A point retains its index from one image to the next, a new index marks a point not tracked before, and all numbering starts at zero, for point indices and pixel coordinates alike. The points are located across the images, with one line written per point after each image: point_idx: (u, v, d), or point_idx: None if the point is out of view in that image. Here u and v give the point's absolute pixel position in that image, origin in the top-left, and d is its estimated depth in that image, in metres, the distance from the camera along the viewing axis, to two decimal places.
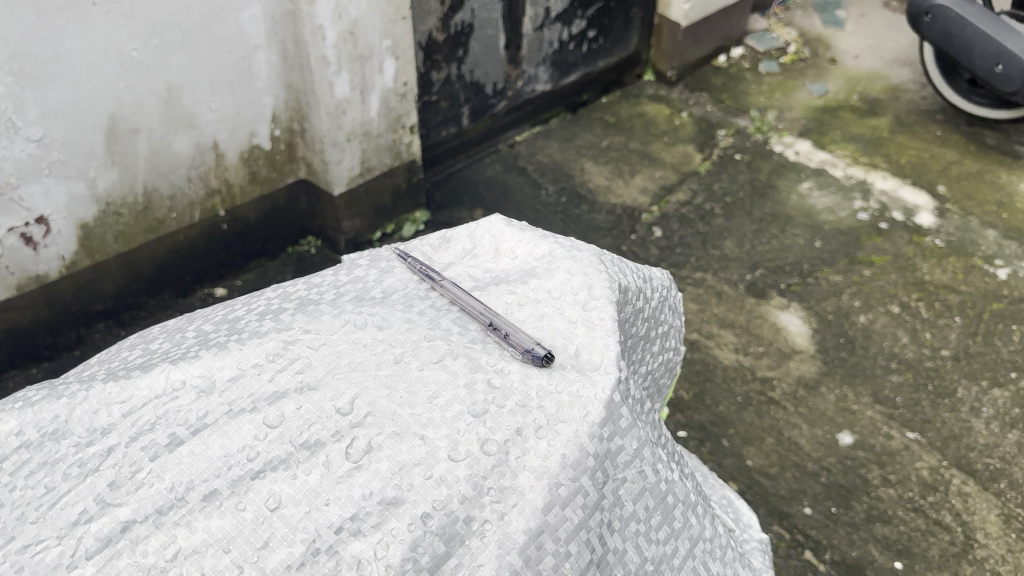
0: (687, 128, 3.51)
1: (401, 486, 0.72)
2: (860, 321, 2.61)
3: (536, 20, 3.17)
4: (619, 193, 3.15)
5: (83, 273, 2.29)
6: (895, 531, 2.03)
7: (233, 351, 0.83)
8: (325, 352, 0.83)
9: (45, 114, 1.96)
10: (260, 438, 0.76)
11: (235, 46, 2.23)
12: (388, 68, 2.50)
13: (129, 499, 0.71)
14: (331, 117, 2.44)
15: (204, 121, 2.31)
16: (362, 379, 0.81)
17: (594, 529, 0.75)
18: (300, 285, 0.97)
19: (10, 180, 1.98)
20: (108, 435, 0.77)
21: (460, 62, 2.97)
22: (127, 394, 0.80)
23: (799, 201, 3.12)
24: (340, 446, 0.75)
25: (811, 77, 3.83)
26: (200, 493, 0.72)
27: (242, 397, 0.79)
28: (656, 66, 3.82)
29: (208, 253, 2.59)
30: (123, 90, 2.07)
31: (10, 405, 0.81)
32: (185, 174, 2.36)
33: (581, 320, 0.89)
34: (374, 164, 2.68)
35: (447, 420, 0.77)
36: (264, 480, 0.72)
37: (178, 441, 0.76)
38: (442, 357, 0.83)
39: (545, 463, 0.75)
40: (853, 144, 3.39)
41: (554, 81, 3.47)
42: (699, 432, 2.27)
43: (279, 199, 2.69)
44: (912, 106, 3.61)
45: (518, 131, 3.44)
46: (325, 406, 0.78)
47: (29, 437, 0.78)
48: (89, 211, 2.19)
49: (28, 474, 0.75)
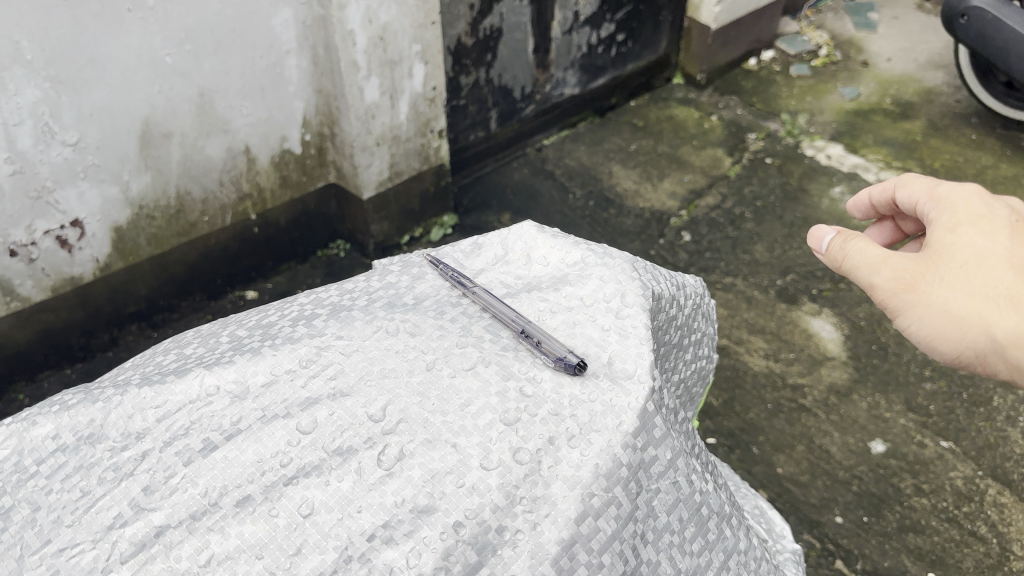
0: (716, 131, 3.49)
1: (433, 494, 0.72)
2: (893, 328, 2.58)
3: (564, 24, 3.16)
4: (648, 197, 3.13)
5: (117, 275, 2.33)
6: (928, 541, 2.00)
7: (267, 356, 0.84)
8: (357, 359, 0.84)
9: (81, 119, 1.98)
10: (294, 443, 0.77)
11: (267, 51, 2.25)
12: (418, 72, 2.51)
13: (164, 503, 0.73)
14: (360, 121, 2.45)
15: (236, 125, 2.33)
16: (394, 386, 0.81)
17: (627, 541, 0.75)
18: (333, 290, 0.97)
19: (46, 184, 2.01)
20: (142, 439, 0.79)
21: (488, 66, 2.98)
22: (161, 398, 0.82)
23: (831, 205, 3.08)
24: (372, 452, 0.75)
25: (843, 80, 3.79)
26: (234, 498, 0.73)
27: (275, 403, 0.80)
28: (686, 69, 3.80)
29: (239, 256, 2.62)
30: (157, 95, 2.09)
31: (48, 409, 0.83)
32: (217, 177, 2.38)
33: (611, 331, 0.88)
34: (403, 168, 2.69)
35: (479, 427, 0.76)
36: (297, 486, 0.73)
37: (211, 447, 0.77)
38: (473, 365, 0.83)
39: (577, 473, 0.74)
40: (886, 148, 3.34)
41: (583, 85, 3.46)
42: (728, 439, 2.25)
43: (309, 202, 2.71)
44: (946, 109, 3.56)
45: (546, 135, 3.45)
46: (357, 412, 0.78)
47: (66, 441, 0.80)
48: (123, 214, 2.22)
49: (64, 477, 0.77)
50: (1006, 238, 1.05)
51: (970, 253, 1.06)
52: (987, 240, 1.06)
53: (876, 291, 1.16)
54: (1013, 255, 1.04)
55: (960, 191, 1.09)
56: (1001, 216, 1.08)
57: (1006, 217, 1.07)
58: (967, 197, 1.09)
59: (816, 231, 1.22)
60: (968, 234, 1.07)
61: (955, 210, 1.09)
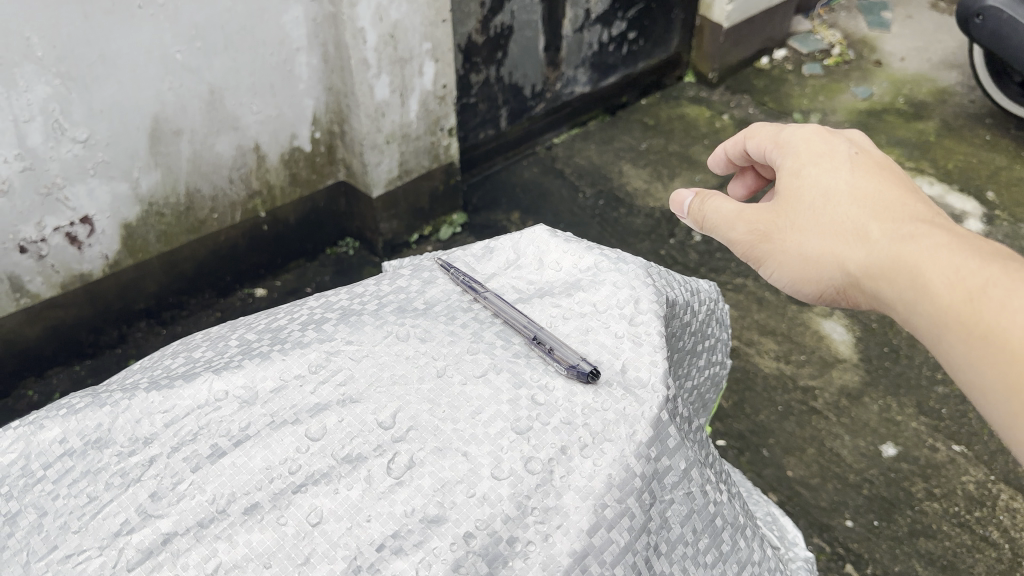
0: (728, 130, 3.47)
1: (443, 504, 0.71)
2: (905, 330, 2.55)
3: (575, 22, 3.14)
4: (658, 196, 3.11)
5: (126, 272, 2.32)
6: (939, 546, 1.98)
7: (276, 361, 0.83)
8: (367, 364, 0.83)
9: (91, 115, 1.97)
10: (302, 450, 0.76)
11: (278, 48, 2.24)
12: (428, 70, 2.49)
13: (171, 510, 0.72)
14: (370, 119, 2.44)
15: (246, 122, 2.32)
16: (404, 393, 0.80)
17: (640, 552, 0.73)
18: (343, 293, 0.96)
19: (56, 181, 2.00)
20: (150, 444, 0.78)
21: (499, 64, 2.96)
22: (169, 403, 0.81)
23: None
24: (382, 460, 0.74)
25: (856, 79, 3.76)
26: (242, 505, 0.72)
27: (284, 409, 0.79)
28: (697, 67, 3.78)
29: (248, 254, 2.62)
30: (167, 92, 2.08)
31: (55, 412, 0.82)
32: (227, 175, 2.37)
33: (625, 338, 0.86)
34: (413, 166, 2.68)
35: (490, 436, 0.75)
36: (306, 494, 0.72)
37: (220, 452, 0.76)
38: (485, 371, 0.82)
39: (590, 483, 0.73)
40: (898, 148, 3.31)
41: (594, 83, 3.44)
42: (738, 441, 2.23)
43: (319, 200, 2.71)
44: (960, 109, 3.53)
45: (556, 134, 3.43)
46: (367, 419, 0.77)
47: (74, 445, 0.79)
48: (133, 211, 2.21)
49: (71, 482, 0.76)
50: (846, 172, 1.08)
51: (813, 192, 1.08)
52: (831, 175, 1.08)
53: (734, 246, 1.19)
54: (855, 188, 1.06)
55: (802, 133, 1.13)
56: (847, 155, 1.10)
57: (851, 156, 1.09)
58: (811, 140, 1.12)
59: (678, 196, 1.28)
60: (814, 174, 1.09)
61: (798, 153, 1.11)
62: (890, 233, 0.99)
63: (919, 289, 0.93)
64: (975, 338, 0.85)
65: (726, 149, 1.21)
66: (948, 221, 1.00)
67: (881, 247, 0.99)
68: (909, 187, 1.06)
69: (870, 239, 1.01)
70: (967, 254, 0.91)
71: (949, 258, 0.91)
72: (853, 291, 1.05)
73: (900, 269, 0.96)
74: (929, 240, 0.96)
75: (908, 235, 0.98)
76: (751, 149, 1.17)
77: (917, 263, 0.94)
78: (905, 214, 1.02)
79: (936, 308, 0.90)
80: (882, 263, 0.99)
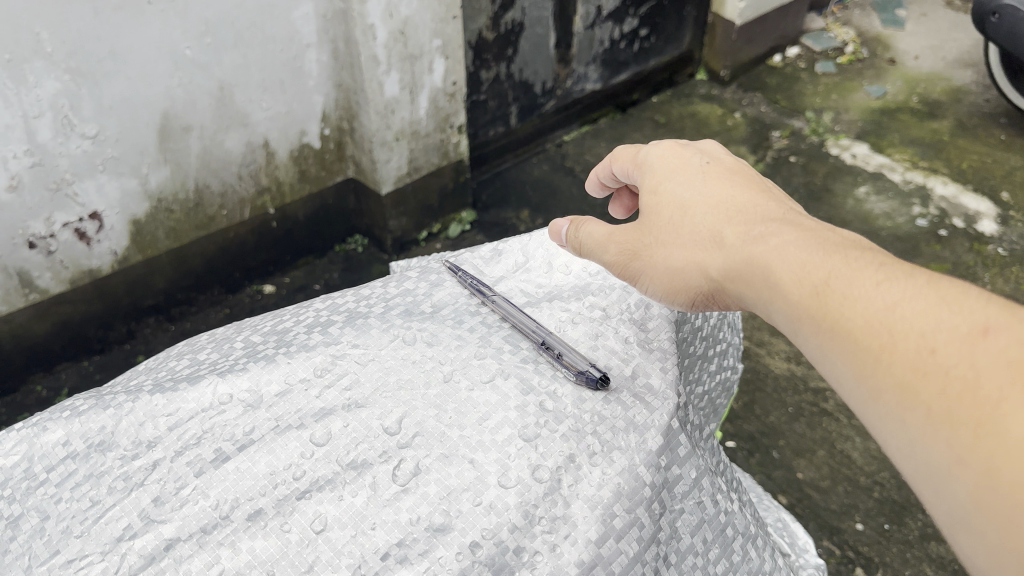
0: (740, 128, 3.44)
1: (449, 512, 0.70)
2: None
3: (587, 19, 3.12)
4: None
5: (135, 268, 2.32)
6: (950, 550, 1.96)
7: (282, 365, 0.83)
8: (373, 369, 0.83)
9: (101, 111, 1.97)
10: (307, 456, 0.75)
11: (287, 45, 2.23)
12: (438, 67, 2.48)
13: (174, 515, 0.71)
14: (380, 116, 2.43)
15: (256, 119, 2.31)
16: (410, 398, 0.80)
17: (649, 563, 0.72)
18: (349, 296, 0.96)
19: (65, 177, 2.00)
20: (153, 448, 0.77)
21: (509, 61, 2.94)
22: (173, 406, 0.80)
23: (855, 205, 3.02)
24: (387, 467, 0.73)
25: (870, 77, 3.73)
26: (245, 512, 0.71)
27: (289, 414, 0.79)
28: (709, 65, 3.75)
29: (257, 250, 2.62)
30: (176, 88, 2.08)
31: (58, 414, 0.82)
32: (236, 171, 2.37)
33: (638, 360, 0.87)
34: (422, 164, 2.67)
35: (497, 443, 0.75)
36: (310, 501, 0.71)
37: (223, 457, 0.75)
38: (492, 377, 0.81)
39: (598, 492, 0.72)
40: (912, 148, 3.28)
41: (604, 80, 3.42)
42: (748, 442, 2.22)
43: (328, 197, 2.70)
44: (975, 109, 3.50)
45: (566, 131, 3.41)
46: (372, 424, 0.77)
47: (77, 448, 0.78)
48: (141, 207, 2.21)
49: (74, 486, 0.75)
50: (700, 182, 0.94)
51: (669, 206, 0.95)
52: (684, 187, 0.95)
53: None
54: (709, 197, 0.92)
55: (658, 151, 0.99)
56: (694, 163, 0.97)
57: (697, 163, 0.97)
58: (659, 153, 0.99)
59: None
60: (663, 185, 0.96)
61: (653, 171, 0.98)
62: (737, 232, 0.86)
63: (768, 284, 0.79)
64: (821, 332, 0.72)
65: (592, 176, 1.06)
66: (801, 216, 0.86)
67: (730, 246, 0.85)
68: (759, 185, 0.93)
69: (725, 243, 0.87)
70: (811, 243, 0.78)
71: (796, 246, 0.79)
72: (714, 302, 0.89)
73: (747, 269, 0.83)
74: (774, 235, 0.83)
75: (755, 231, 0.85)
76: (624, 174, 1.02)
77: (761, 259, 0.81)
78: (754, 214, 0.89)
79: (784, 305, 0.77)
80: (736, 270, 0.84)
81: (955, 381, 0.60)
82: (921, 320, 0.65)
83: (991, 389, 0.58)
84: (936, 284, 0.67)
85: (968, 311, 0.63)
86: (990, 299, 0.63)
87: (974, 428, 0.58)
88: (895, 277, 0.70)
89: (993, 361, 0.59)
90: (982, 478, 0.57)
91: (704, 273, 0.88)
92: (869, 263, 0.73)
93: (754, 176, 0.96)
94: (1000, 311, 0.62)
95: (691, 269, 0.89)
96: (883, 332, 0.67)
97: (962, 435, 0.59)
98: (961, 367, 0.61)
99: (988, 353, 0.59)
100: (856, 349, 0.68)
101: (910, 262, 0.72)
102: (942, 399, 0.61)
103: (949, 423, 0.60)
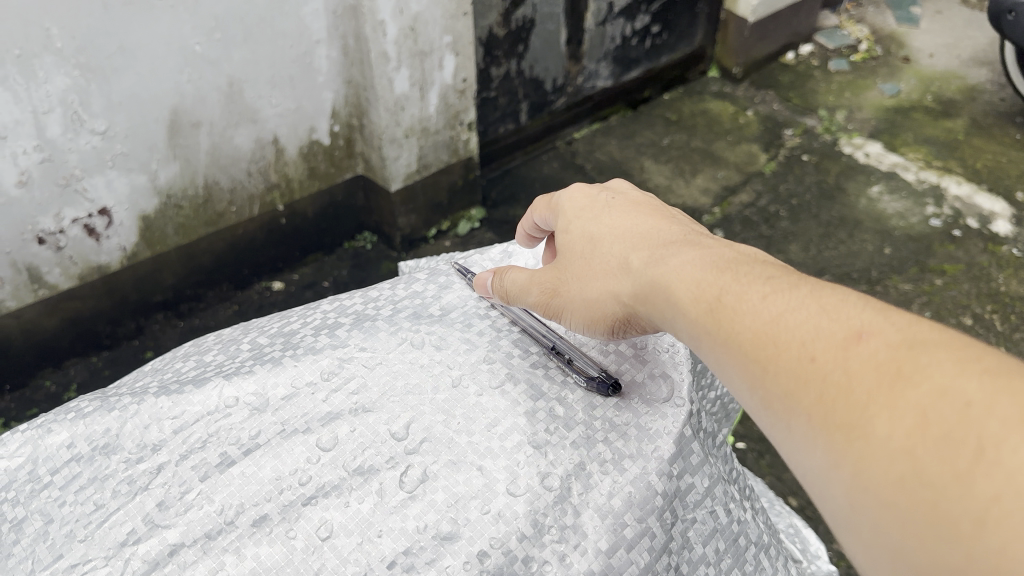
0: (752, 126, 3.41)
1: (457, 521, 0.73)
2: None
3: (598, 16, 3.09)
4: (680, 193, 3.07)
5: (144, 264, 2.32)
6: None
7: (288, 368, 0.86)
8: (380, 372, 0.86)
9: (110, 106, 1.96)
10: (313, 461, 0.77)
11: (297, 41, 2.22)
12: (448, 64, 2.47)
13: (178, 520, 0.72)
14: (390, 113, 2.42)
15: (265, 115, 2.30)
16: (418, 403, 0.83)
17: (660, 572, 0.77)
18: (356, 298, 1.01)
19: (75, 172, 2.00)
20: (158, 451, 0.79)
21: (520, 58, 2.93)
22: (179, 408, 0.82)
23: (868, 205, 3.00)
24: (394, 474, 0.76)
25: (883, 75, 3.69)
26: (250, 517, 0.73)
27: (295, 418, 0.81)
28: (722, 62, 3.73)
29: (266, 247, 2.61)
30: (186, 84, 2.07)
31: (62, 415, 0.83)
32: (245, 168, 2.36)
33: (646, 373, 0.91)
34: (432, 161, 2.66)
35: (507, 450, 0.79)
36: (316, 507, 0.73)
37: (229, 461, 0.77)
38: (502, 383, 0.86)
39: (609, 502, 0.77)
40: (926, 147, 3.25)
41: (615, 77, 3.40)
42: (758, 444, 2.19)
43: (337, 194, 2.69)
44: (990, 108, 3.46)
45: (576, 128, 3.40)
46: (379, 430, 0.80)
47: (80, 451, 0.79)
48: (151, 203, 2.20)
49: (78, 489, 0.76)
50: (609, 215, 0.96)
51: (581, 241, 0.96)
52: (596, 223, 0.96)
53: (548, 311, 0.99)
54: (618, 227, 0.94)
55: (566, 194, 1.01)
56: (603, 199, 0.99)
57: (605, 201, 0.98)
58: (569, 193, 1.00)
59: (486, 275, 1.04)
60: (574, 221, 0.97)
61: (564, 211, 1.00)
62: (644, 257, 0.88)
63: (670, 302, 0.81)
64: (715, 349, 0.73)
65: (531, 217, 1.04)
66: (703, 238, 0.89)
67: (635, 271, 0.87)
68: (663, 214, 0.96)
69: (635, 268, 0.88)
70: (709, 264, 0.81)
71: (695, 266, 0.81)
72: (629, 324, 0.90)
73: (654, 293, 0.84)
74: (675, 256, 0.85)
75: (660, 254, 0.87)
76: (545, 223, 1.03)
77: (663, 279, 0.83)
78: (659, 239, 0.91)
79: (685, 324, 0.78)
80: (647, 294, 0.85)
81: (831, 386, 0.63)
82: (802, 331, 0.67)
83: (861, 390, 0.60)
84: (816, 298, 0.70)
85: (844, 320, 0.66)
86: (865, 309, 0.67)
87: (846, 430, 0.60)
88: (781, 293, 0.73)
89: (864, 364, 0.61)
90: (855, 478, 0.59)
91: (617, 298, 0.89)
92: (757, 279, 0.75)
93: (657, 208, 0.99)
94: (872, 320, 0.65)
95: (605, 296, 0.90)
96: (771, 345, 0.69)
97: (837, 438, 0.61)
98: (835, 374, 0.63)
99: (859, 358, 0.62)
100: (745, 363, 0.70)
101: (795, 279, 0.75)
102: (820, 405, 0.63)
103: (826, 426, 0.62)
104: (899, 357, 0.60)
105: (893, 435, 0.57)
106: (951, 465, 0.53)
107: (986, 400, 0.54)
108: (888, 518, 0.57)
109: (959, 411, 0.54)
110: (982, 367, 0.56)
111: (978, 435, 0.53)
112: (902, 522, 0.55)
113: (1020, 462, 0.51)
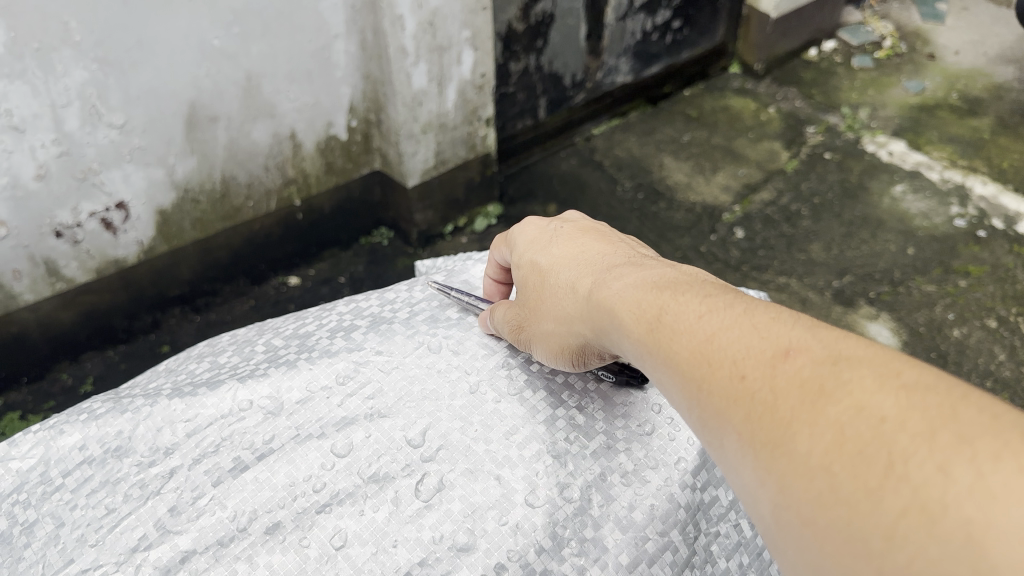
0: (774, 123, 3.37)
1: (474, 531, 0.83)
2: (954, 335, 2.45)
3: (619, 10, 3.06)
4: (699, 190, 3.04)
5: (161, 259, 2.31)
6: None
7: (303, 371, 0.98)
8: (397, 377, 0.98)
9: (128, 100, 1.95)
10: (328, 468, 0.87)
11: (315, 35, 2.20)
12: (467, 59, 2.45)
13: (190, 527, 0.81)
14: (407, 108, 2.40)
15: (283, 110, 2.29)
16: (436, 409, 0.94)
17: None
18: (371, 301, 1.15)
19: (92, 166, 1.99)
20: (171, 455, 0.89)
21: (539, 53, 2.90)
22: (192, 412, 0.93)
23: (891, 204, 2.95)
24: (410, 482, 0.86)
25: (908, 73, 3.64)
26: (263, 525, 0.82)
27: (309, 423, 0.92)
28: (743, 58, 3.69)
29: (283, 242, 2.61)
30: (203, 78, 2.06)
31: (77, 417, 0.94)
32: (262, 163, 2.35)
33: None
34: (449, 156, 2.64)
35: (525, 459, 0.90)
36: (330, 515, 0.83)
37: (242, 467, 0.87)
38: (521, 390, 0.98)
39: (631, 515, 0.88)
40: (951, 146, 3.20)
41: (635, 72, 3.37)
42: None
43: (354, 190, 2.68)
44: (1017, 106, 3.40)
45: (595, 124, 3.37)
46: (395, 436, 0.91)
47: (94, 453, 0.90)
48: (168, 197, 2.20)
49: (90, 493, 0.86)
50: (558, 242, 0.97)
51: (533, 271, 0.97)
52: (547, 251, 0.97)
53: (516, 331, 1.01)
54: (567, 252, 0.95)
55: (521, 229, 1.03)
56: (552, 229, 1.00)
57: (554, 228, 1.00)
58: (523, 228, 1.03)
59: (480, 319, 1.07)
60: (527, 252, 0.99)
61: (520, 246, 1.01)
62: (591, 279, 0.87)
63: (614, 321, 0.81)
64: (655, 368, 0.73)
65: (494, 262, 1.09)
66: (650, 258, 0.89)
67: (584, 294, 0.87)
68: (612, 239, 0.96)
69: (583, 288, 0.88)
70: (651, 281, 0.80)
71: (637, 284, 0.81)
72: (588, 348, 0.90)
73: (599, 311, 0.83)
74: (620, 276, 0.85)
75: (606, 274, 0.87)
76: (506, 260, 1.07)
77: (608, 297, 0.82)
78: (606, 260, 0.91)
79: (628, 340, 0.78)
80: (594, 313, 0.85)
81: (759, 405, 0.62)
82: (733, 348, 0.67)
83: (785, 409, 0.59)
84: (749, 314, 0.69)
85: (774, 336, 0.65)
86: (796, 324, 0.66)
87: (769, 449, 0.59)
88: (715, 308, 0.72)
89: (788, 383, 0.60)
90: (779, 497, 0.58)
91: (574, 325, 0.89)
92: (696, 296, 0.75)
93: (607, 232, 1.00)
94: (801, 335, 0.64)
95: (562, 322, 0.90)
96: (704, 361, 0.68)
97: (762, 457, 0.60)
98: (762, 392, 0.62)
99: (785, 375, 0.61)
100: (681, 380, 0.69)
101: (732, 294, 0.74)
102: (747, 424, 0.62)
103: (753, 446, 0.61)
104: (821, 373, 0.59)
105: (813, 453, 0.56)
106: (865, 483, 0.52)
107: (898, 416, 0.53)
108: (808, 538, 0.56)
109: (874, 427, 0.53)
110: (901, 383, 0.55)
111: (888, 452, 0.52)
112: (821, 542, 0.54)
113: (925, 479, 0.50)
